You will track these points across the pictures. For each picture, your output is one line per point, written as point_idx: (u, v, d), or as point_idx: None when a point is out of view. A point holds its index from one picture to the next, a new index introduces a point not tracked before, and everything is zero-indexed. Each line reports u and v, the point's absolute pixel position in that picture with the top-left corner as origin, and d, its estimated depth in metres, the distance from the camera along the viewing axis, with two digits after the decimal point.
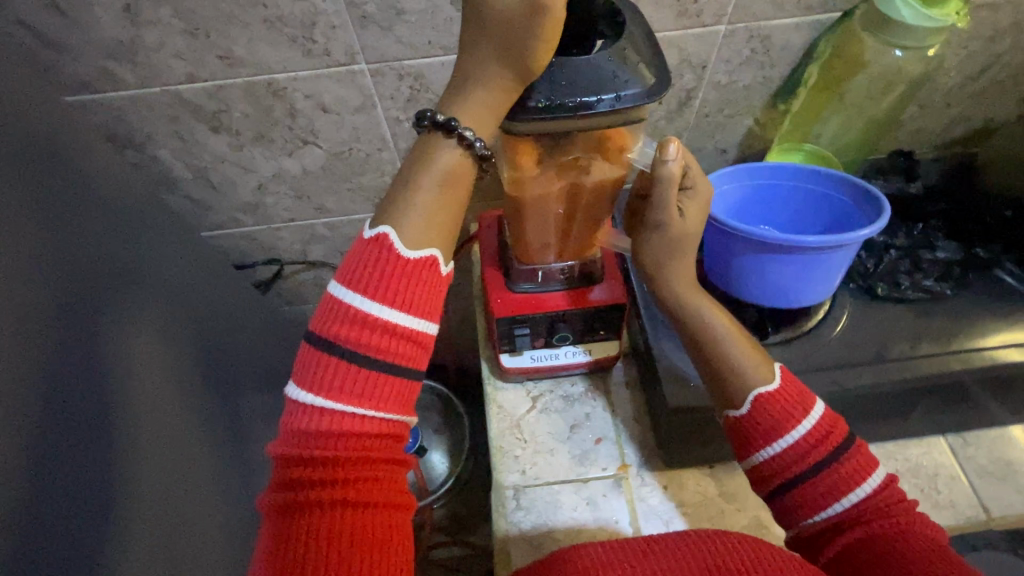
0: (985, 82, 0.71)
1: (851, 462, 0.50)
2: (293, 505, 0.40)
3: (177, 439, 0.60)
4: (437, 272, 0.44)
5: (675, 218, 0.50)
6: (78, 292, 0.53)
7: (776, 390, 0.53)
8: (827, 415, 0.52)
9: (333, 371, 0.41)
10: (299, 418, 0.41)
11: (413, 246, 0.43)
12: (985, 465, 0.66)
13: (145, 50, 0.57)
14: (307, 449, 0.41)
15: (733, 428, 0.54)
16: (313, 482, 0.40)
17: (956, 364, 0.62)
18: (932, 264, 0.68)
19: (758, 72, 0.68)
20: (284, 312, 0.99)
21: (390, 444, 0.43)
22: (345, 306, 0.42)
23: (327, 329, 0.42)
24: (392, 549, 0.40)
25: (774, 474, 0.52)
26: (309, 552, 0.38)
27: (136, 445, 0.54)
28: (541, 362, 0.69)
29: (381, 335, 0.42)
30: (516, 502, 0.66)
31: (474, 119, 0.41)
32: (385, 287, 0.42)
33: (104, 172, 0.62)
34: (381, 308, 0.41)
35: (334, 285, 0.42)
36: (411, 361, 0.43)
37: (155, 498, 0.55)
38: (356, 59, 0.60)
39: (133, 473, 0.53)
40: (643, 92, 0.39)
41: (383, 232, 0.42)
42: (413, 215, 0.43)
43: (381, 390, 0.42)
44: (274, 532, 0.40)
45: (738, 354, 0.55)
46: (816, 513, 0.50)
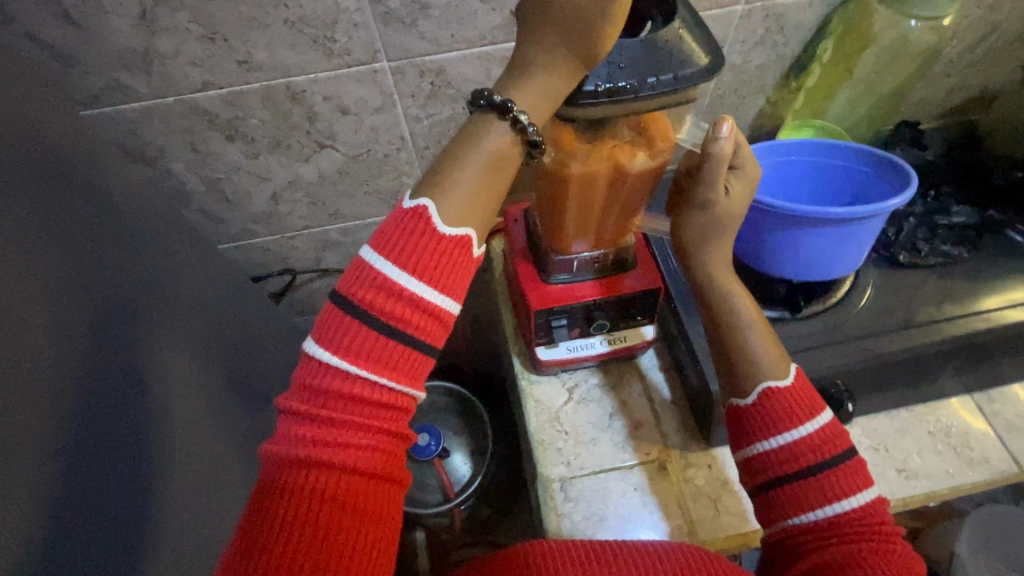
0: (985, 50, 0.73)
1: (844, 473, 0.50)
2: (288, 457, 0.39)
3: (203, 462, 0.59)
4: (469, 252, 0.43)
5: (722, 196, 0.50)
6: (106, 316, 0.51)
7: (788, 387, 0.54)
8: (834, 425, 0.53)
9: (355, 336, 0.40)
10: (311, 373, 0.41)
11: (450, 223, 0.42)
12: (1012, 420, 0.69)
13: (160, 59, 0.56)
14: (312, 406, 0.40)
15: (734, 414, 0.56)
16: (310, 440, 0.39)
17: (982, 324, 0.64)
18: (948, 229, 0.70)
19: (773, 51, 0.69)
20: (297, 322, 0.97)
21: (397, 416, 0.42)
22: (375, 273, 0.41)
23: (357, 293, 0.41)
24: (376, 520, 0.39)
25: (767, 468, 0.53)
26: (295, 508, 0.38)
27: (168, 472, 0.53)
28: (577, 352, 0.69)
29: (409, 308, 0.41)
30: (564, 494, 0.66)
31: (531, 104, 0.40)
32: (416, 259, 0.41)
33: (123, 187, 0.60)
34: (408, 278, 0.41)
35: (366, 250, 0.42)
36: (430, 336, 0.42)
37: (187, 528, 0.54)
38: (378, 57, 0.59)
39: (164, 501, 0.51)
40: (701, 71, 0.40)
41: (423, 205, 0.42)
42: (454, 193, 0.42)
43: (400, 362, 0.41)
44: (269, 483, 0.39)
45: (756, 344, 0.55)
46: (799, 515, 0.50)
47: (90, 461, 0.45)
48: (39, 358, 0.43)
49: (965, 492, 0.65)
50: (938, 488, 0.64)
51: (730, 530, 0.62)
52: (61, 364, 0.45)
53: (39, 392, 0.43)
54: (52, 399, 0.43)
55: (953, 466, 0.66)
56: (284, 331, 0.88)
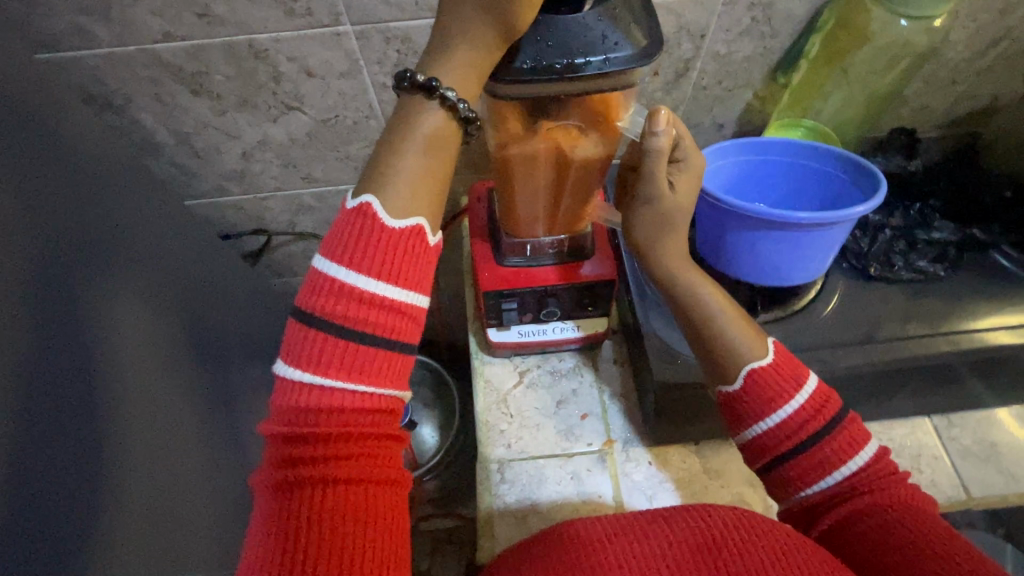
0: (992, 58, 0.68)
1: (844, 435, 0.50)
2: (287, 482, 0.40)
3: (162, 417, 0.59)
4: (426, 242, 0.43)
5: (667, 191, 0.49)
6: (58, 260, 0.51)
7: (770, 364, 0.53)
8: (820, 389, 0.52)
9: (322, 346, 0.40)
10: (290, 395, 0.41)
11: (398, 215, 0.42)
12: (969, 446, 0.67)
13: (120, 6, 0.55)
14: (305, 426, 0.40)
15: (726, 403, 0.55)
16: (311, 459, 0.40)
17: (945, 346, 0.62)
18: (927, 245, 0.67)
19: (759, 42, 0.66)
20: (273, 283, 0.98)
21: (388, 420, 0.43)
22: (331, 279, 0.41)
23: (315, 305, 0.41)
24: (385, 525, 0.40)
25: (773, 446, 0.52)
26: (310, 529, 0.38)
27: (125, 421, 0.54)
28: (530, 336, 0.69)
29: (362, 306, 0.41)
30: (501, 475, 0.66)
31: (458, 80, 0.39)
32: (371, 259, 0.41)
33: (84, 134, 0.60)
34: (369, 281, 0.41)
35: (319, 259, 0.41)
36: (402, 335, 0.42)
37: (145, 472, 0.55)
38: (341, 20, 0.58)
39: (122, 447, 0.53)
40: (634, 54, 0.38)
41: (367, 202, 0.41)
42: (396, 181, 0.42)
43: (377, 365, 0.41)
44: (274, 509, 0.39)
45: (731, 332, 0.54)
46: (810, 487, 0.50)
47: (43, 404, 0.46)
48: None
49: None
50: None
51: None
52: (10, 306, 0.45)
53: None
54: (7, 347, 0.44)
55: None
56: (255, 290, 0.89)
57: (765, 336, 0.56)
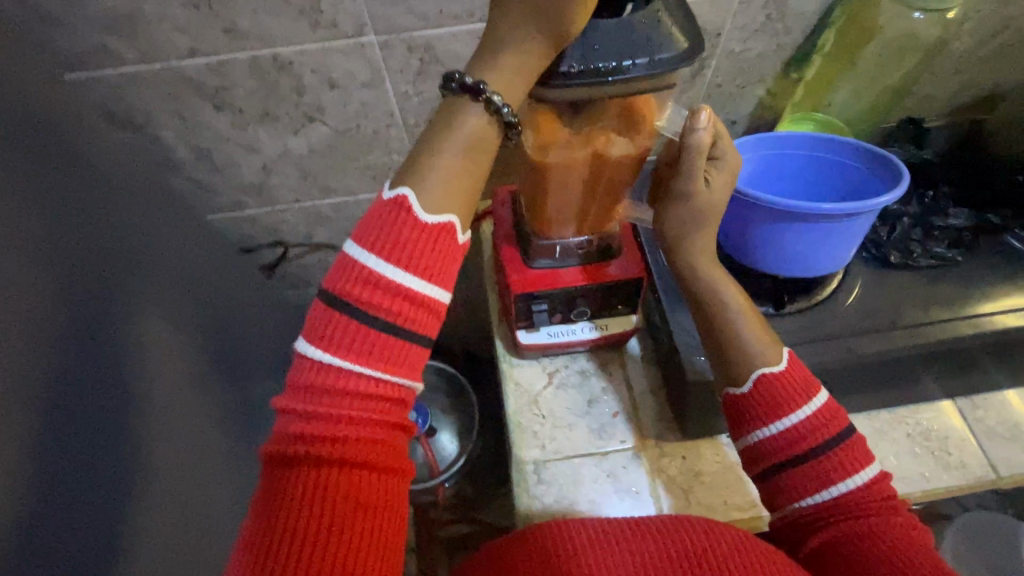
0: (996, 47, 0.70)
1: (844, 453, 0.50)
2: (290, 456, 0.40)
3: (185, 437, 0.59)
4: (453, 239, 0.43)
5: (701, 187, 0.50)
6: (85, 281, 0.51)
7: (782, 373, 0.53)
8: (829, 406, 0.52)
9: (344, 330, 0.40)
10: (305, 372, 0.41)
11: (432, 210, 0.42)
12: (994, 427, 0.68)
13: (145, 24, 0.55)
14: (312, 404, 0.40)
15: (730, 406, 0.55)
16: (313, 437, 0.40)
17: (967, 329, 0.63)
18: (944, 230, 0.69)
19: (772, 39, 0.67)
20: (289, 296, 0.98)
21: (396, 409, 0.42)
22: (358, 266, 0.41)
23: (340, 288, 0.41)
24: (382, 513, 0.40)
25: (778, 450, 0.52)
26: (304, 506, 0.38)
27: (150, 447, 0.54)
28: (558, 337, 0.69)
29: (391, 296, 0.41)
30: (537, 476, 0.67)
31: (504, 85, 0.40)
32: (397, 249, 0.41)
33: (109, 154, 0.60)
34: (393, 269, 0.41)
35: (349, 244, 0.42)
36: (422, 327, 0.42)
37: (166, 494, 0.54)
38: (365, 31, 0.58)
39: (146, 473, 0.52)
40: (676, 56, 0.39)
41: (403, 194, 0.42)
42: (433, 179, 0.42)
43: (390, 353, 0.41)
44: (274, 483, 0.40)
45: (747, 331, 0.55)
46: (802, 499, 0.51)
47: (66, 431, 0.45)
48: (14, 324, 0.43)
49: (939, 496, 0.65)
50: (912, 490, 0.64)
51: None
52: (36, 329, 0.45)
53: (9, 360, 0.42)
54: (35, 372, 0.44)
55: (928, 470, 0.65)
56: (273, 304, 0.89)
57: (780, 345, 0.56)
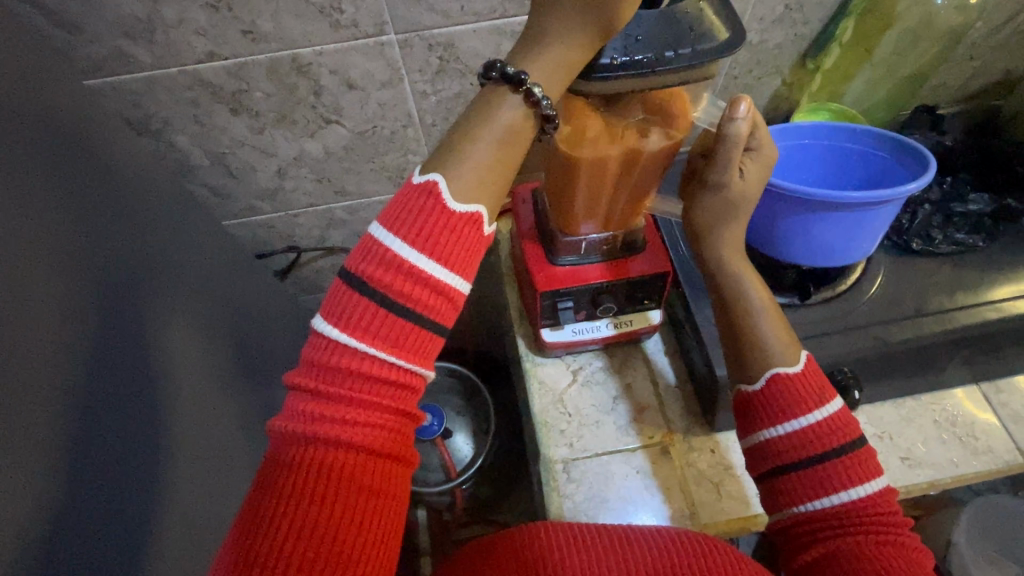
0: (1010, 32, 0.70)
1: (850, 462, 0.49)
2: (295, 433, 0.40)
3: (202, 447, 0.58)
4: (479, 230, 0.43)
5: (736, 178, 0.50)
6: (109, 291, 0.50)
7: (798, 374, 0.53)
8: (843, 413, 0.52)
9: (364, 313, 0.40)
10: (319, 350, 0.40)
11: (460, 199, 0.42)
12: (1019, 411, 0.68)
13: (164, 27, 0.54)
14: (323, 384, 0.40)
15: (743, 401, 0.55)
16: (320, 417, 0.39)
17: (992, 314, 0.63)
18: (963, 217, 0.69)
19: (791, 30, 0.67)
20: (302, 301, 0.97)
21: (406, 395, 0.42)
22: (383, 249, 0.40)
23: (362, 269, 0.40)
24: (384, 498, 0.40)
25: (780, 452, 0.51)
26: (301, 484, 0.38)
27: (173, 460, 0.53)
28: (582, 335, 0.69)
29: (418, 285, 0.40)
30: (566, 475, 0.66)
31: (545, 76, 0.40)
32: (423, 235, 0.40)
33: (128, 160, 0.59)
34: (419, 256, 0.40)
35: (374, 227, 0.41)
36: (439, 315, 0.42)
37: (185, 508, 0.53)
38: (384, 30, 0.57)
39: (169, 486, 0.52)
40: (720, 46, 0.39)
41: (433, 180, 0.41)
42: (465, 169, 0.42)
43: (403, 338, 0.40)
44: (278, 458, 0.40)
45: (766, 326, 0.55)
46: (802, 505, 0.50)
47: (94, 444, 0.44)
48: (44, 338, 0.42)
49: (967, 481, 0.65)
50: (941, 477, 0.64)
51: (731, 513, 0.62)
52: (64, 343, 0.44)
53: (39, 374, 0.41)
54: (61, 386, 0.43)
55: (957, 456, 0.65)
56: (288, 309, 0.88)
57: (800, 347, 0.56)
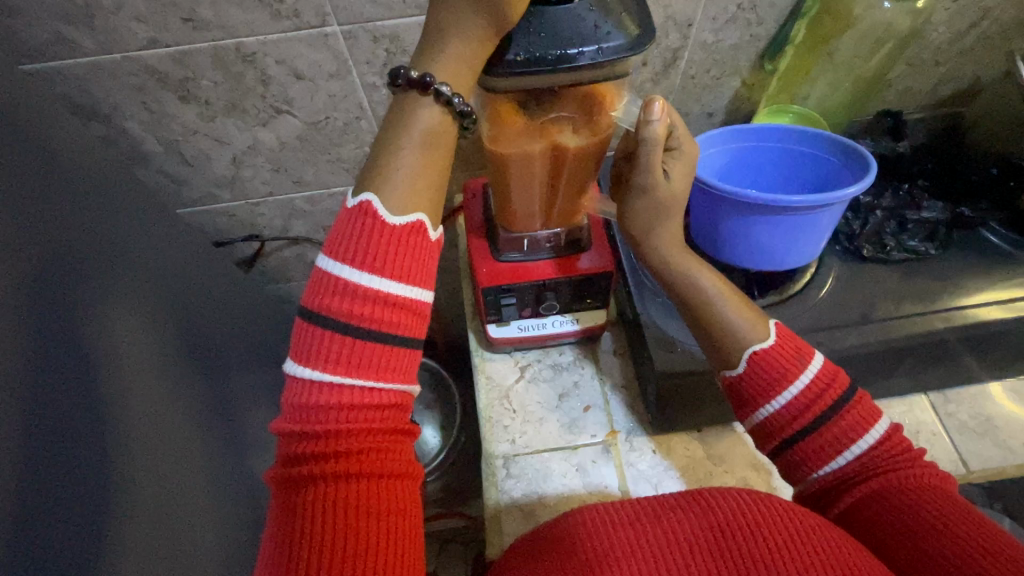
0: (973, 37, 0.69)
1: (852, 414, 0.50)
2: (301, 477, 0.39)
3: (162, 424, 0.58)
4: (426, 238, 0.43)
5: (661, 180, 0.49)
6: (52, 271, 0.51)
7: (773, 347, 0.53)
8: (828, 366, 0.52)
9: (331, 344, 0.40)
10: (298, 393, 0.41)
11: (399, 212, 0.42)
12: (966, 421, 0.67)
13: (104, 13, 0.55)
14: (311, 423, 0.40)
15: (730, 388, 0.55)
16: (318, 455, 0.40)
17: (939, 323, 0.63)
18: (918, 224, 0.68)
19: (745, 30, 0.67)
20: (268, 290, 0.98)
21: (395, 414, 0.42)
22: (335, 279, 0.41)
23: (321, 304, 0.41)
24: (394, 517, 0.39)
25: (779, 429, 0.52)
26: (321, 526, 0.37)
27: (129, 436, 0.53)
28: (529, 331, 0.69)
29: (374, 305, 0.41)
30: (506, 470, 0.66)
31: (451, 75, 0.40)
32: (376, 257, 0.41)
33: (73, 144, 0.59)
34: (371, 277, 0.41)
35: (322, 259, 0.41)
36: (410, 330, 0.42)
37: (146, 483, 0.53)
38: (328, 21, 0.57)
39: (126, 460, 0.52)
40: (627, 44, 0.38)
41: (367, 200, 0.41)
42: (395, 179, 0.42)
43: (383, 359, 0.41)
44: (285, 508, 0.39)
45: (728, 315, 0.54)
46: (821, 467, 0.50)
47: (45, 419, 0.45)
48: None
49: None
50: None
51: None
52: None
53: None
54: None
55: None
56: (251, 297, 0.88)
57: (767, 318, 0.56)
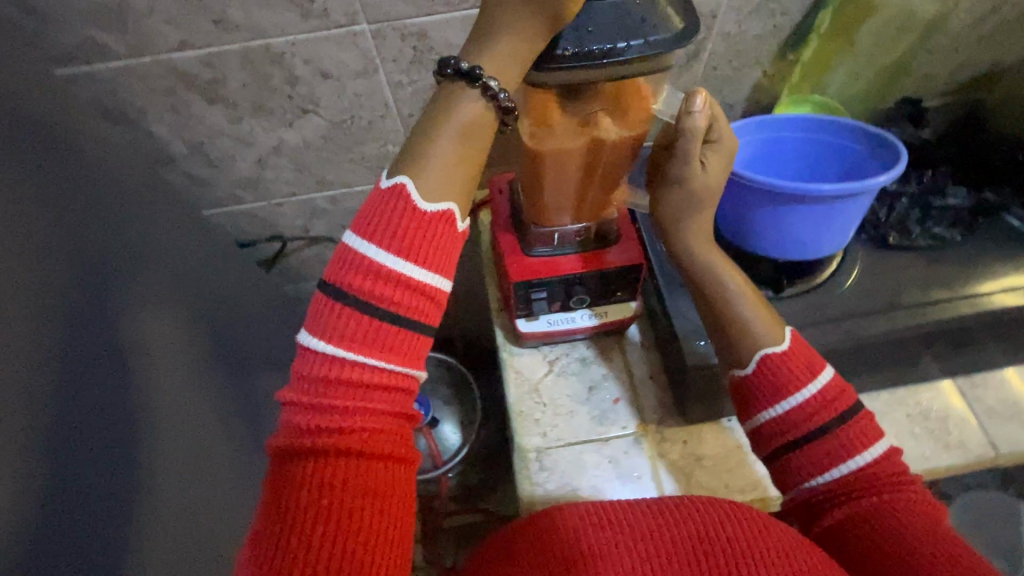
0: (994, 24, 0.69)
1: (855, 428, 0.50)
2: (297, 447, 0.39)
3: (191, 425, 0.59)
4: (453, 228, 0.43)
5: (698, 170, 0.50)
6: (87, 276, 0.51)
7: (787, 352, 0.53)
8: (837, 381, 0.52)
9: (347, 322, 0.40)
10: (308, 364, 0.41)
11: (431, 199, 0.42)
12: (994, 406, 0.68)
13: (136, 16, 0.55)
14: (316, 396, 0.40)
15: (736, 389, 0.55)
16: (317, 429, 0.39)
17: (966, 308, 0.63)
18: (942, 211, 0.68)
19: (768, 21, 0.67)
20: (288, 290, 0.98)
21: (400, 397, 0.42)
22: (358, 256, 0.41)
23: (341, 278, 0.41)
24: (386, 501, 0.39)
25: (782, 431, 0.52)
26: (313, 499, 0.38)
27: (159, 441, 0.53)
28: (557, 325, 0.69)
29: (394, 287, 0.40)
30: (539, 464, 0.67)
31: (499, 70, 0.41)
32: (401, 239, 0.41)
33: (104, 149, 0.60)
34: (395, 260, 0.40)
35: (348, 235, 0.41)
36: (424, 316, 0.42)
37: (173, 489, 0.54)
38: (357, 19, 0.58)
39: (156, 466, 0.52)
40: (673, 36, 0.39)
41: (401, 182, 0.42)
42: (431, 167, 0.42)
43: (393, 342, 0.41)
44: (282, 476, 0.40)
45: (748, 312, 0.55)
46: (815, 477, 0.50)
47: (82, 426, 0.46)
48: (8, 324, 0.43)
49: (938, 474, 0.66)
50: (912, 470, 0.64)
51: None
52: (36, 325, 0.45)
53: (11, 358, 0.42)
54: (33, 366, 0.43)
55: (928, 449, 0.66)
56: (273, 297, 0.89)
57: (784, 323, 0.56)
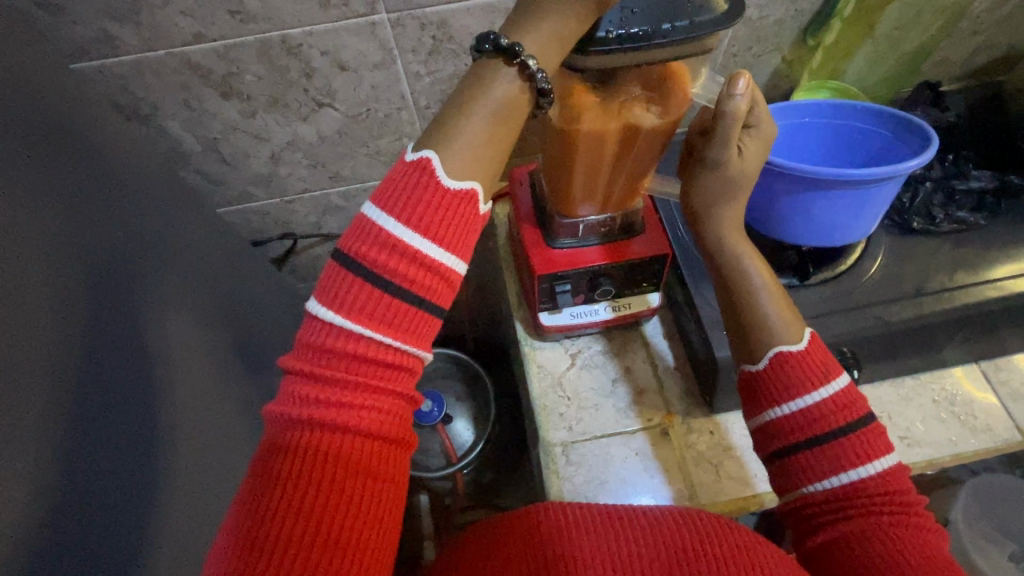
0: (1015, 5, 0.69)
1: (863, 437, 0.49)
2: (294, 417, 0.39)
3: (208, 427, 0.58)
4: (476, 210, 0.42)
5: (735, 157, 0.49)
6: (106, 276, 0.50)
7: (803, 352, 0.52)
8: (850, 387, 0.51)
9: (360, 295, 0.39)
10: (313, 333, 0.39)
11: (455, 176, 0.41)
12: (1018, 389, 0.68)
13: (150, 8, 0.53)
14: (320, 366, 0.39)
15: (746, 381, 0.54)
16: (317, 401, 0.39)
17: (993, 292, 0.63)
18: (966, 194, 0.68)
19: (791, 5, 0.66)
20: (299, 288, 0.97)
21: (404, 377, 0.41)
22: (377, 229, 0.39)
23: (356, 249, 0.39)
24: (378, 482, 0.38)
25: (786, 432, 0.51)
26: (303, 471, 0.37)
27: (175, 449, 0.52)
28: (581, 318, 0.68)
29: (408, 264, 0.39)
30: (565, 458, 0.66)
31: (539, 50, 0.39)
32: (420, 217, 0.39)
33: (120, 146, 0.58)
34: (412, 235, 0.39)
35: (368, 206, 0.40)
36: (437, 297, 0.41)
37: (187, 497, 0.53)
38: (376, 9, 0.56)
39: (173, 473, 0.52)
40: (718, 17, 0.38)
41: (427, 157, 0.40)
42: (459, 144, 0.41)
43: (400, 321, 0.39)
44: (275, 443, 0.39)
45: (769, 308, 0.54)
46: (816, 483, 0.49)
47: (102, 432, 0.45)
48: (32, 327, 0.42)
49: (966, 459, 0.65)
50: (940, 455, 0.64)
51: (730, 494, 0.63)
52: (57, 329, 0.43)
53: (34, 362, 0.41)
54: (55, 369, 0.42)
55: (955, 434, 0.65)
56: (286, 295, 0.88)
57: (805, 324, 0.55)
